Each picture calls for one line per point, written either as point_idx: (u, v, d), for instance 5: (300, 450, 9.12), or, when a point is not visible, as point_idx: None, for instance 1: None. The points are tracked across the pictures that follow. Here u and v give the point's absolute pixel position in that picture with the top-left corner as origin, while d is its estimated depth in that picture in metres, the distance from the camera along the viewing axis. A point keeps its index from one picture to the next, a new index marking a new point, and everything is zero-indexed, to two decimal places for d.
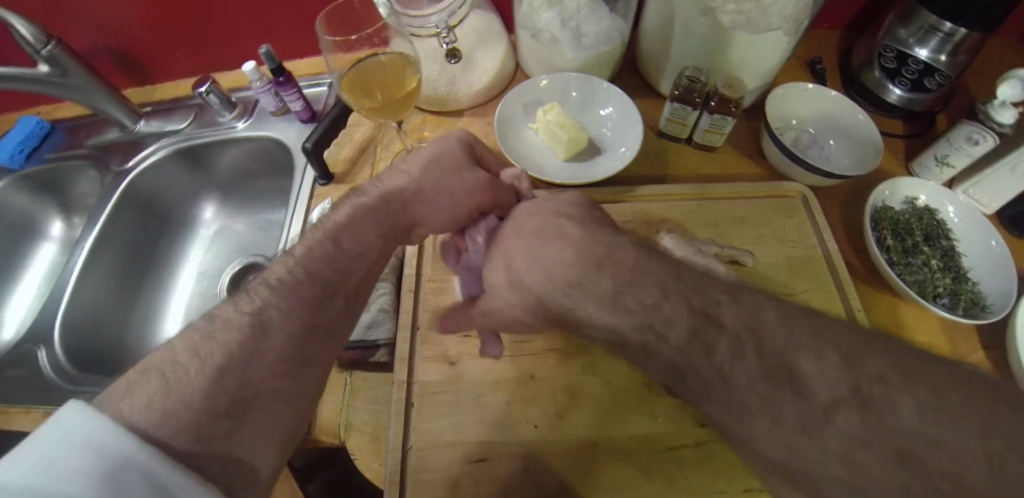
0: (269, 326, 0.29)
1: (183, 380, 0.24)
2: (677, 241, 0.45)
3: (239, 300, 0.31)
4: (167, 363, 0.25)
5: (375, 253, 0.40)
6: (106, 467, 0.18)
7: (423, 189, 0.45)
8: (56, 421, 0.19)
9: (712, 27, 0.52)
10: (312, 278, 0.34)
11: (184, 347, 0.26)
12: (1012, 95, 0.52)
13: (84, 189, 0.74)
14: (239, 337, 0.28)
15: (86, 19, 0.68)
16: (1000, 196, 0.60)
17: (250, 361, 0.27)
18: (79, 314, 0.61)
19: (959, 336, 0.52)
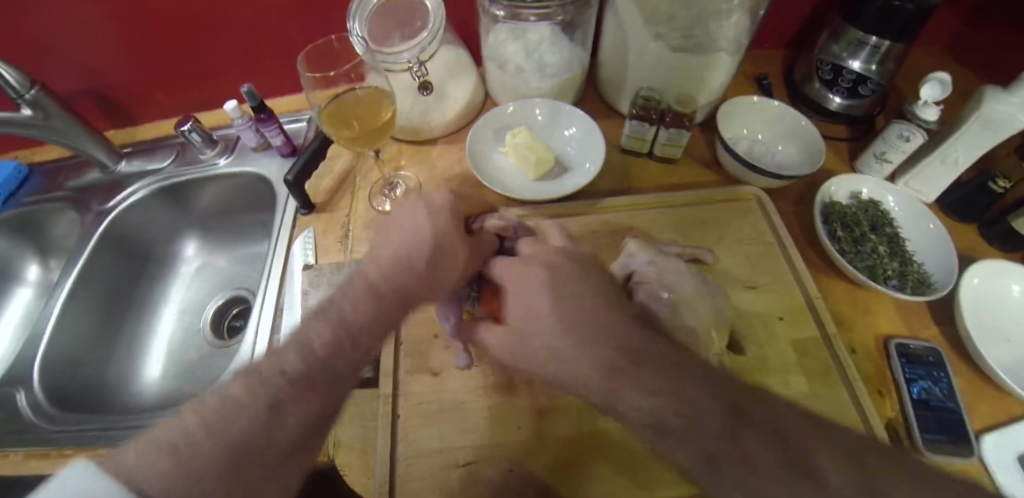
0: (283, 415, 0.26)
1: (197, 460, 0.21)
2: (640, 245, 0.48)
3: (257, 369, 0.28)
4: (173, 437, 0.22)
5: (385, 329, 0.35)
6: None
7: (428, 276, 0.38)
8: (60, 480, 0.16)
9: (663, 52, 0.57)
10: (333, 349, 0.31)
11: (195, 419, 0.23)
12: (933, 95, 0.58)
13: (62, 230, 0.74)
14: (253, 419, 0.25)
15: (70, 67, 0.70)
16: (937, 187, 0.66)
17: (264, 447, 0.24)
18: (57, 354, 0.60)
19: (913, 318, 0.56)
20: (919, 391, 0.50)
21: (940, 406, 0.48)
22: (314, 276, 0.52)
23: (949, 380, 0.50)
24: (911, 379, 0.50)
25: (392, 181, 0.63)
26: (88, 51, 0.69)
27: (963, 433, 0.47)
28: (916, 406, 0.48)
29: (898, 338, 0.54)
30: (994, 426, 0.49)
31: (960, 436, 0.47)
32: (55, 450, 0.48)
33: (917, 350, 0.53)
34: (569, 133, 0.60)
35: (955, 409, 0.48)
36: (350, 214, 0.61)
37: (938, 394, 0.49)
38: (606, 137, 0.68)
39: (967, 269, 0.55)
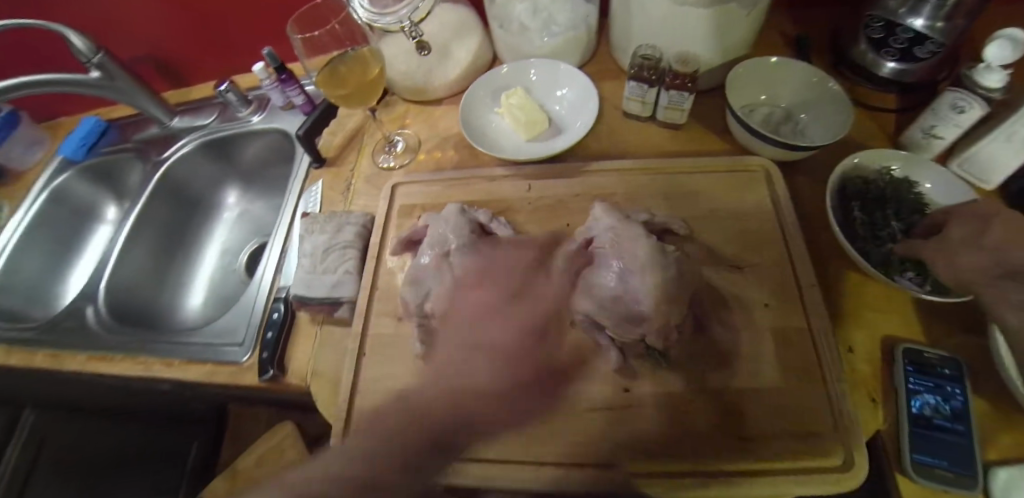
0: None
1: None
2: (607, 209, 0.48)
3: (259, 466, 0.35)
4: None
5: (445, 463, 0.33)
6: None
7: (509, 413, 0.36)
8: None
9: (670, 8, 0.53)
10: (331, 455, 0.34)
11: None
12: (1000, 56, 0.48)
13: (131, 178, 0.86)
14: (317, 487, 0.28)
15: (135, 35, 0.81)
16: (998, 170, 0.57)
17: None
18: (121, 280, 0.72)
19: (939, 316, 0.48)
20: (921, 405, 0.42)
21: (940, 426, 0.41)
22: (310, 223, 0.56)
23: (966, 399, 0.42)
24: (913, 390, 0.43)
25: (394, 139, 0.66)
26: (145, 18, 0.78)
27: (970, 462, 0.39)
28: (909, 422, 0.42)
29: (912, 343, 0.46)
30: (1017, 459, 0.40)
31: (964, 464, 0.39)
32: (109, 355, 0.59)
33: (932, 359, 0.45)
34: (562, 94, 0.60)
35: (965, 433, 0.40)
36: (355, 168, 0.65)
37: (944, 413, 0.41)
38: (610, 101, 0.65)
39: None
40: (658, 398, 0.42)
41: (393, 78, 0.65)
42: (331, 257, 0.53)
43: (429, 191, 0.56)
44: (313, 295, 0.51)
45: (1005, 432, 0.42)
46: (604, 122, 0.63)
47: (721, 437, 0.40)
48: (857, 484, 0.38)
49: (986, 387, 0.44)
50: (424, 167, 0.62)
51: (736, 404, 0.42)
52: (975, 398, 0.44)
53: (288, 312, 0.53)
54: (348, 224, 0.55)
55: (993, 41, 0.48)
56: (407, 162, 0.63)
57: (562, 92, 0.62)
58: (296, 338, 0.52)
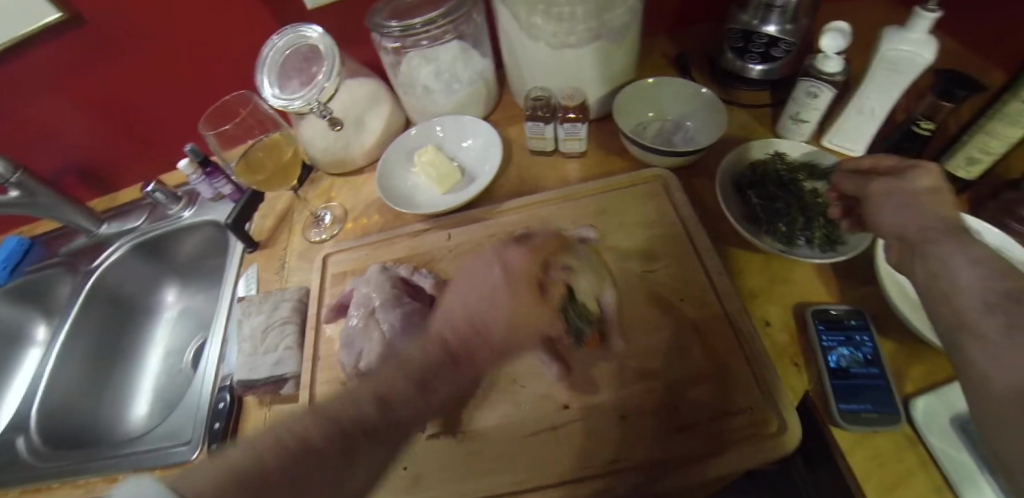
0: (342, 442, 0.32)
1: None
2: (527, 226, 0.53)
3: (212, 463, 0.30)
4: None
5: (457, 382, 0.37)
6: None
7: (505, 348, 0.38)
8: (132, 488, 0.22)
9: (549, 53, 0.60)
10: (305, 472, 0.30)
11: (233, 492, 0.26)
12: (834, 46, 0.55)
13: (62, 293, 0.83)
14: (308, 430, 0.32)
15: (54, 152, 0.81)
16: (862, 139, 0.64)
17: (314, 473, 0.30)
18: (56, 401, 0.69)
19: (838, 278, 0.53)
20: (837, 358, 0.45)
21: (858, 374, 0.43)
22: (246, 306, 0.57)
23: (875, 344, 0.45)
24: (828, 347, 0.46)
25: (320, 213, 0.68)
26: (64, 134, 0.78)
27: (890, 401, 0.41)
28: (830, 376, 0.44)
29: (819, 304, 0.50)
30: (930, 388, 0.43)
31: (886, 403, 0.41)
32: (47, 484, 0.56)
33: (838, 314, 0.48)
34: (467, 145, 0.67)
35: (880, 374, 0.43)
36: (288, 246, 0.67)
37: (858, 360, 0.44)
38: (520, 140, 0.71)
39: None
40: (595, 405, 0.44)
41: (314, 154, 0.68)
42: (270, 336, 0.53)
43: (355, 256, 0.58)
44: (253, 377, 0.50)
45: (913, 365, 0.45)
46: (516, 162, 0.68)
47: (661, 432, 0.42)
48: (793, 446, 0.39)
49: (889, 333, 0.48)
50: (353, 234, 0.65)
51: (669, 396, 0.44)
52: (883, 341, 0.47)
53: (235, 399, 0.52)
54: (283, 301, 0.56)
55: (827, 33, 0.55)
56: (336, 232, 0.65)
57: (467, 142, 0.68)
58: (244, 425, 0.51)
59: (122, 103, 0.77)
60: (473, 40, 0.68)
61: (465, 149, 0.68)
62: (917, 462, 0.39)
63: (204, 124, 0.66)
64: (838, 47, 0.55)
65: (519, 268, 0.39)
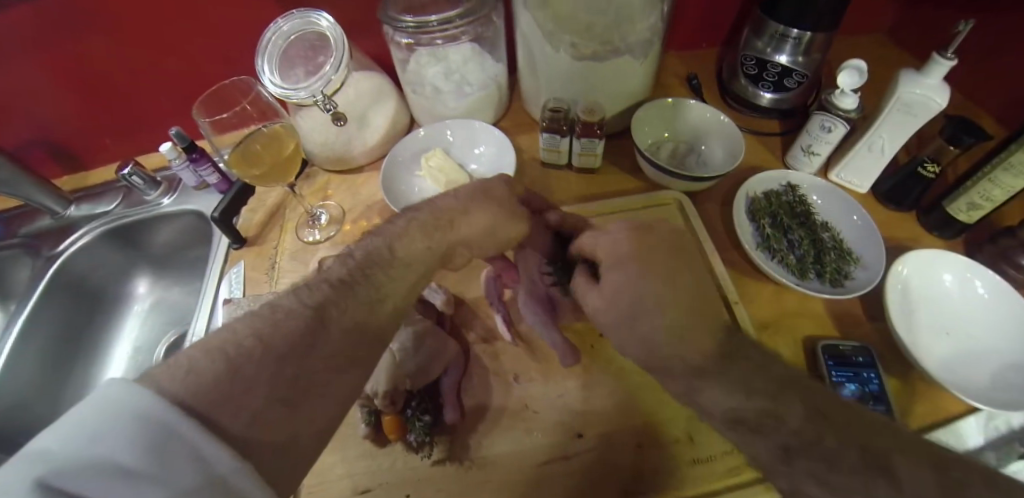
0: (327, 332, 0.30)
1: (247, 361, 0.25)
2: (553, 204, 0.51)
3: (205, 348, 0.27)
4: (230, 346, 0.26)
5: (425, 232, 0.41)
6: (150, 431, 0.19)
7: (468, 207, 0.44)
8: (112, 394, 0.20)
9: (570, 64, 0.58)
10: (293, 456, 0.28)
11: (249, 332, 0.27)
12: (851, 84, 0.55)
13: (21, 277, 0.77)
14: (302, 326, 0.29)
15: (18, 123, 0.73)
16: (869, 176, 0.65)
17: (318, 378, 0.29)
18: (9, 399, 0.64)
19: (847, 315, 0.53)
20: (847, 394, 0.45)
21: None
22: (234, 308, 0.53)
23: (881, 382, 0.45)
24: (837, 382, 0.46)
25: (316, 212, 0.64)
26: (32, 105, 0.72)
27: None
28: None
29: (827, 339, 0.50)
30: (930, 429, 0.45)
31: None
32: None
33: (846, 350, 0.48)
34: (478, 152, 0.65)
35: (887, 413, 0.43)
36: (279, 244, 0.63)
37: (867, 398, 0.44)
38: (530, 150, 0.69)
39: (899, 259, 0.51)
40: (605, 434, 0.43)
41: (311, 148, 0.64)
42: None
43: None
44: None
45: (917, 405, 0.46)
46: (526, 171, 0.66)
47: (676, 464, 0.41)
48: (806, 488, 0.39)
49: (891, 371, 0.49)
50: (351, 237, 0.61)
51: (685, 428, 0.42)
52: (889, 379, 0.48)
53: None
54: None
55: (843, 70, 0.55)
56: (333, 234, 0.62)
57: (478, 148, 0.66)
58: None
59: (102, 75, 0.70)
60: (489, 43, 0.65)
61: (477, 155, 0.66)
62: None
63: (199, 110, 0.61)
64: (855, 85, 0.55)
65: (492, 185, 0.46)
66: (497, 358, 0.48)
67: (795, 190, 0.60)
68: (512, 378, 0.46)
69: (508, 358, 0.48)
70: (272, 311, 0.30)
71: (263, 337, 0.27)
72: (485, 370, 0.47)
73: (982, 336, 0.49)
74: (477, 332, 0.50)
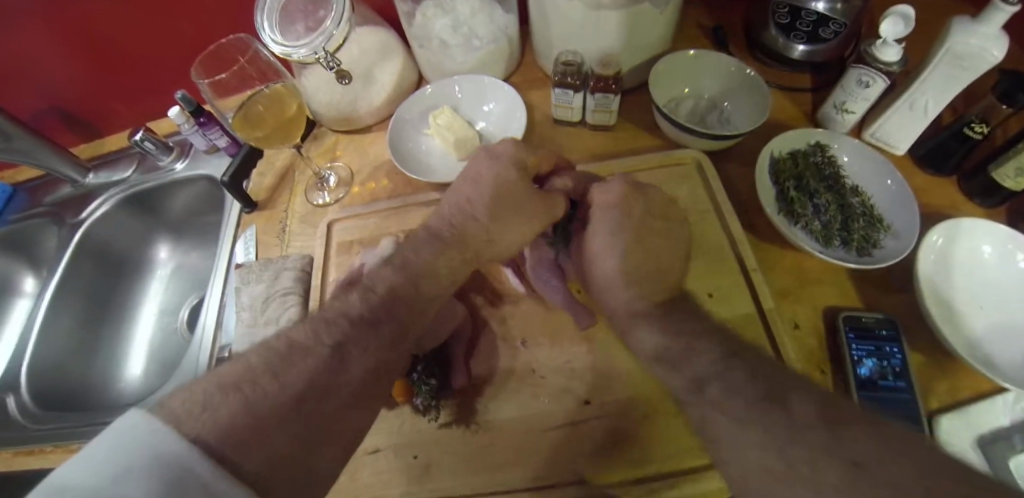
0: (346, 358, 0.31)
1: (260, 398, 0.25)
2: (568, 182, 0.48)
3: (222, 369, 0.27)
4: (245, 382, 0.26)
5: (452, 273, 0.40)
6: (169, 475, 0.18)
7: (493, 233, 0.41)
8: (135, 435, 0.19)
9: (584, 13, 0.54)
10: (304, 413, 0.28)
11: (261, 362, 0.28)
12: (895, 33, 0.49)
13: (49, 244, 0.79)
14: (317, 365, 0.29)
15: (35, 88, 0.74)
16: (907, 136, 0.60)
17: (323, 387, 0.29)
18: (48, 359, 0.68)
19: (873, 282, 0.50)
20: (866, 370, 0.43)
21: (886, 388, 0.42)
22: (246, 273, 0.54)
23: (904, 356, 0.43)
24: (855, 357, 0.44)
25: (324, 175, 0.64)
26: (45, 71, 0.72)
27: (916, 415, 0.40)
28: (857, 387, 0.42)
29: (849, 310, 0.47)
30: (952, 405, 0.43)
31: (911, 418, 0.40)
32: (41, 447, 0.56)
33: (869, 322, 0.46)
34: (489, 110, 0.63)
35: (907, 389, 0.41)
36: (288, 209, 0.63)
37: (887, 373, 0.42)
38: (542, 110, 0.66)
39: (934, 227, 0.48)
40: (612, 402, 0.42)
41: (318, 109, 0.63)
42: (271, 308, 0.51)
43: (362, 225, 0.56)
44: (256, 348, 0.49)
45: (941, 381, 0.44)
46: (538, 132, 0.63)
47: (682, 431, 0.40)
48: None
49: (914, 344, 0.47)
50: (358, 200, 0.61)
51: None
52: (911, 351, 0.46)
53: None
54: (285, 270, 0.53)
55: (888, 18, 0.50)
56: (341, 197, 0.61)
57: (488, 106, 0.63)
58: None
59: (104, 34, 0.69)
60: None
61: (486, 114, 0.63)
62: None
63: (199, 71, 0.60)
64: (899, 34, 0.49)
65: (503, 187, 0.42)
66: (506, 323, 0.48)
67: (824, 151, 0.56)
68: (520, 343, 0.46)
69: (516, 321, 0.48)
70: (290, 351, 0.29)
71: (276, 372, 0.27)
72: (493, 334, 0.47)
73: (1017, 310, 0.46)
74: (488, 294, 0.50)
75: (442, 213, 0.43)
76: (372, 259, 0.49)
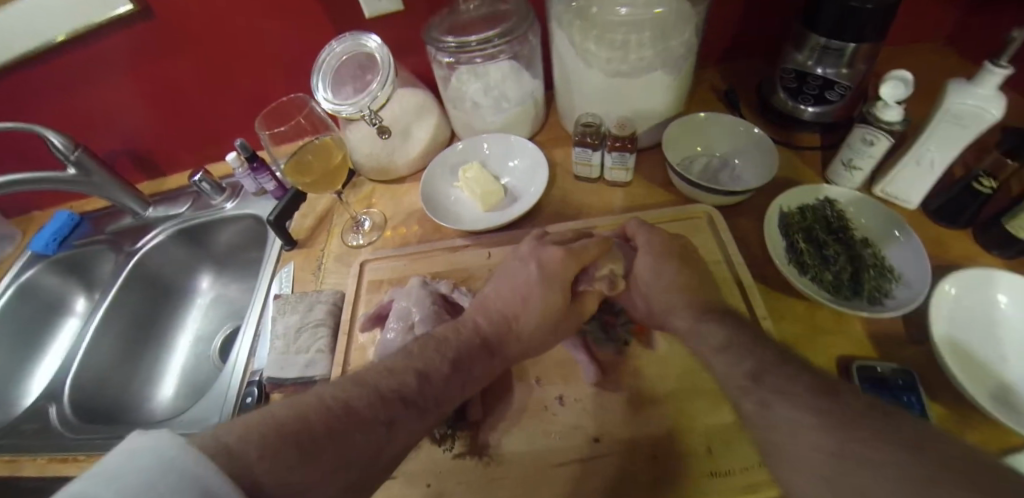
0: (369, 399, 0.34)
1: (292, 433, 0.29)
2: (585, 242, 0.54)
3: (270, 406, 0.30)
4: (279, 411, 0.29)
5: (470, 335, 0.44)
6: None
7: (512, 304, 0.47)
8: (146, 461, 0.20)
9: (603, 80, 0.60)
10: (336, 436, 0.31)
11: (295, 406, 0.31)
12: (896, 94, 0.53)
13: (105, 268, 0.87)
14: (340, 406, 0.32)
15: (116, 133, 0.84)
16: (917, 191, 0.62)
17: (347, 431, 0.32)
18: (86, 373, 0.72)
19: (888, 336, 0.50)
20: None
21: None
22: (282, 304, 0.59)
23: (924, 409, 0.43)
24: None
25: (360, 218, 0.69)
26: (127, 118, 0.82)
27: None
28: None
29: (865, 359, 0.48)
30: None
31: None
32: (72, 456, 0.58)
33: (885, 373, 0.46)
34: (513, 166, 0.68)
35: None
36: (325, 248, 0.68)
37: None
38: (563, 163, 0.71)
39: (946, 278, 0.49)
40: (626, 445, 0.43)
41: (359, 159, 0.70)
42: (302, 338, 0.55)
43: (393, 265, 0.60)
44: (286, 376, 0.52)
45: (968, 438, 0.43)
46: (559, 185, 0.68)
47: (696, 478, 0.40)
48: None
49: (937, 400, 0.46)
50: (391, 243, 0.65)
51: (706, 444, 0.42)
52: (932, 407, 0.45)
53: (261, 395, 0.54)
54: (318, 303, 0.57)
55: (888, 80, 0.53)
56: (374, 239, 0.66)
57: (513, 162, 0.69)
58: None
59: (182, 91, 0.79)
60: (526, 60, 0.68)
61: (511, 169, 0.69)
62: None
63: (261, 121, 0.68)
64: (898, 96, 0.52)
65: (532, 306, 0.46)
66: (523, 364, 0.50)
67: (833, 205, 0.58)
68: (536, 382, 0.48)
69: (533, 362, 0.50)
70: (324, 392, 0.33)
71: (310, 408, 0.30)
72: (511, 373, 0.49)
73: None
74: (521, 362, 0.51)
75: (484, 310, 0.47)
76: (401, 296, 0.53)
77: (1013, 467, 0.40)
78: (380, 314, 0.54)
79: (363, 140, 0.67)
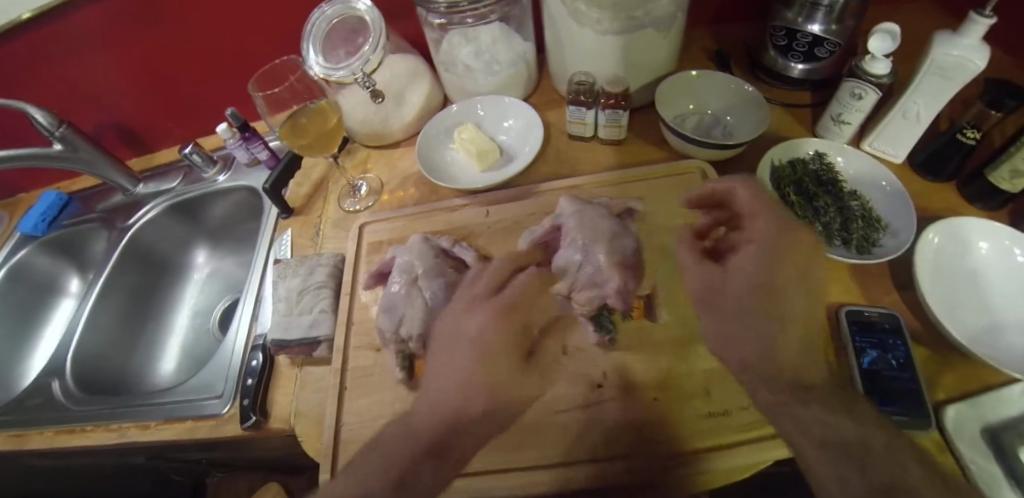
0: None
1: None
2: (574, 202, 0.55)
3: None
4: None
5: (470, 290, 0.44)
6: None
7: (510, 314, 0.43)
8: None
9: (595, 40, 0.60)
10: None
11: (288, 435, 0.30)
12: (882, 48, 0.53)
13: (98, 247, 0.86)
14: None
15: (100, 108, 0.83)
16: (903, 144, 0.63)
17: None
18: (87, 350, 0.71)
19: (873, 280, 0.52)
20: (869, 360, 0.45)
21: (891, 377, 0.43)
22: (282, 269, 0.59)
23: (908, 349, 0.45)
24: (859, 347, 0.46)
25: (356, 184, 0.69)
26: (110, 92, 0.80)
27: (922, 405, 0.42)
28: (862, 377, 0.44)
29: (854, 305, 0.50)
30: (961, 396, 0.44)
31: (917, 409, 0.41)
32: (81, 427, 0.59)
33: (872, 316, 0.48)
34: (507, 127, 0.68)
35: (912, 378, 0.43)
36: (322, 215, 0.68)
37: (891, 364, 0.44)
38: (557, 126, 0.71)
39: (929, 227, 0.51)
40: (625, 392, 0.45)
41: (352, 126, 0.69)
42: (305, 300, 0.55)
43: (391, 227, 0.60)
44: (289, 338, 0.53)
45: (946, 372, 0.46)
46: (553, 146, 0.68)
47: (692, 417, 0.42)
48: None
49: (917, 338, 0.48)
50: (388, 207, 0.66)
51: (701, 383, 0.44)
52: (914, 346, 0.48)
53: (267, 359, 0.54)
54: (319, 266, 0.58)
55: (876, 34, 0.53)
56: (371, 204, 0.66)
57: (506, 123, 0.69)
58: (277, 382, 0.54)
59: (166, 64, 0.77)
60: (517, 21, 0.67)
61: (505, 130, 0.69)
62: (943, 463, 0.40)
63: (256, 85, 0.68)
64: (885, 50, 0.53)
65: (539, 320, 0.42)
66: None
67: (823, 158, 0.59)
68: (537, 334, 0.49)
69: None
70: None
71: None
72: None
73: (1017, 301, 0.48)
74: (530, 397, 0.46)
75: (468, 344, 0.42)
76: (400, 255, 0.54)
77: (985, 396, 0.43)
78: (381, 275, 0.55)
79: (355, 107, 0.67)
